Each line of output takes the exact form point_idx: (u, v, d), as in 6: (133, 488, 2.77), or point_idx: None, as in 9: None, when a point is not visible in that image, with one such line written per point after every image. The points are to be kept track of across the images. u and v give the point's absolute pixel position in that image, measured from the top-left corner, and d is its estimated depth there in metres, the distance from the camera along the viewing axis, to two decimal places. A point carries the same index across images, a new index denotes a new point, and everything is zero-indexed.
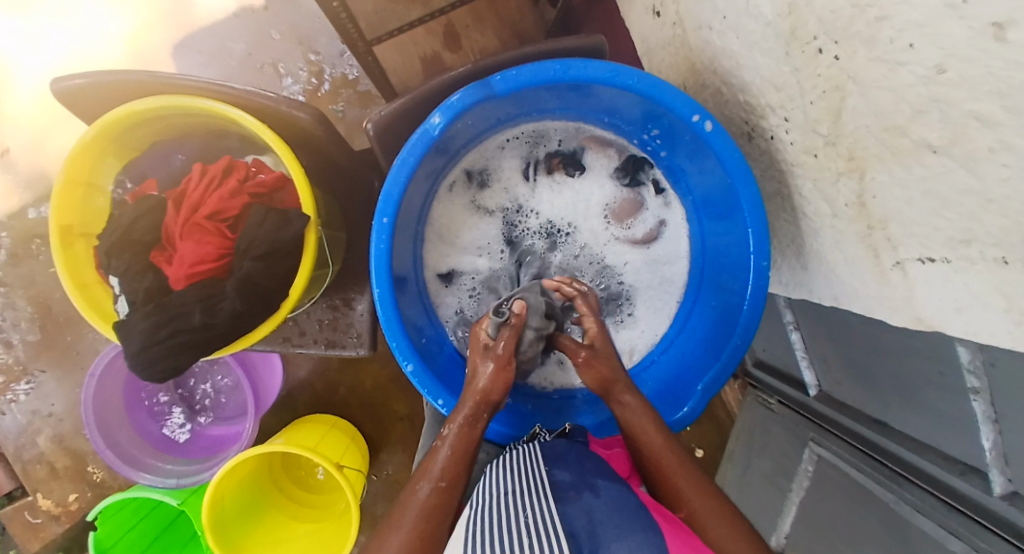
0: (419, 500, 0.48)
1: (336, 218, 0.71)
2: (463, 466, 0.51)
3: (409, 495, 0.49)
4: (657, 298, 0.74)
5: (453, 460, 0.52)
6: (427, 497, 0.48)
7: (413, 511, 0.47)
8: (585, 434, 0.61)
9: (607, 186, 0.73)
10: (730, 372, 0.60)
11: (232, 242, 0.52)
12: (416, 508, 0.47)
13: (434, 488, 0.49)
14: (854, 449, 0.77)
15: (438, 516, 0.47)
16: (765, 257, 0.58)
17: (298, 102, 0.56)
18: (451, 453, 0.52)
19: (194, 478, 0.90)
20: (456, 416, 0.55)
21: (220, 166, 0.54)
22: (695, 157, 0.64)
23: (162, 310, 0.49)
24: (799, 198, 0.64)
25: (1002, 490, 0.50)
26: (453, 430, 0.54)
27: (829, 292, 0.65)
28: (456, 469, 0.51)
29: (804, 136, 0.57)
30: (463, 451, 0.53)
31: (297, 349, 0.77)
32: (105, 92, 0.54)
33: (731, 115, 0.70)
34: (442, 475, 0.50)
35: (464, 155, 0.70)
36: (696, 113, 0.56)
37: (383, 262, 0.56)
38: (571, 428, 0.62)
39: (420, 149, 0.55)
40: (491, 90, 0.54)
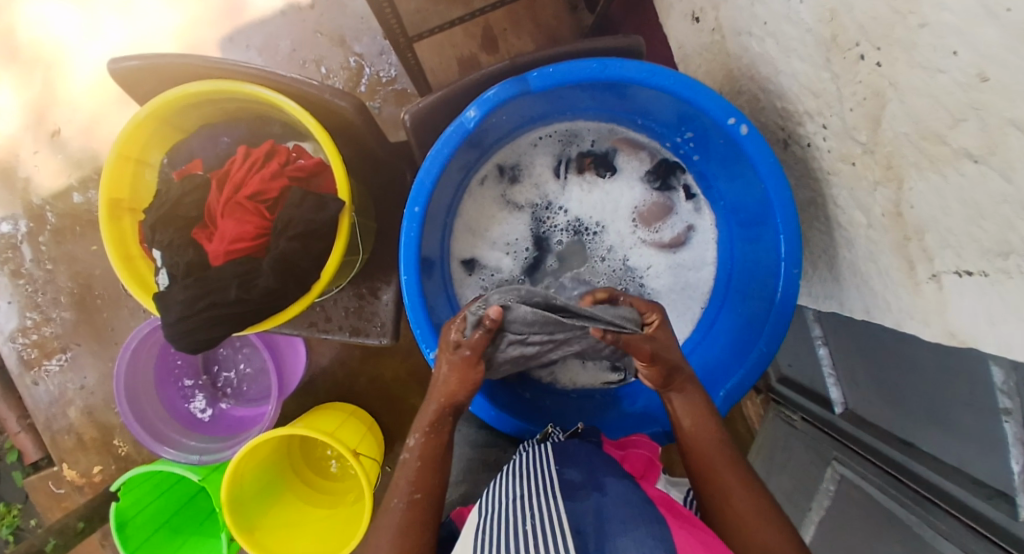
0: (394, 518, 0.47)
1: (368, 207, 0.73)
2: (436, 477, 0.50)
3: (384, 514, 0.48)
4: (682, 304, 0.74)
5: (424, 471, 0.50)
6: (399, 515, 0.47)
7: (389, 530, 0.46)
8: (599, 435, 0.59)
9: (637, 188, 0.74)
10: (753, 380, 0.59)
11: (270, 223, 0.54)
12: (393, 526, 0.46)
13: (408, 502, 0.48)
14: (879, 470, 0.75)
15: (418, 528, 0.47)
16: (796, 264, 0.57)
17: (340, 91, 0.57)
18: (419, 471, 0.50)
19: (216, 457, 0.92)
20: (419, 426, 0.53)
21: (263, 149, 0.56)
22: (728, 163, 0.64)
23: (201, 284, 0.51)
24: (834, 207, 0.63)
25: None
26: (419, 441, 0.52)
27: (861, 305, 0.63)
28: (429, 480, 0.50)
29: (840, 144, 0.56)
30: (426, 467, 0.51)
31: (322, 334, 0.79)
32: (162, 73, 0.56)
33: (767, 122, 0.70)
34: (415, 487, 0.49)
35: (496, 151, 0.70)
36: (731, 116, 0.56)
37: (411, 250, 0.57)
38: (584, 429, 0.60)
39: (455, 139, 0.56)
40: (528, 85, 0.55)
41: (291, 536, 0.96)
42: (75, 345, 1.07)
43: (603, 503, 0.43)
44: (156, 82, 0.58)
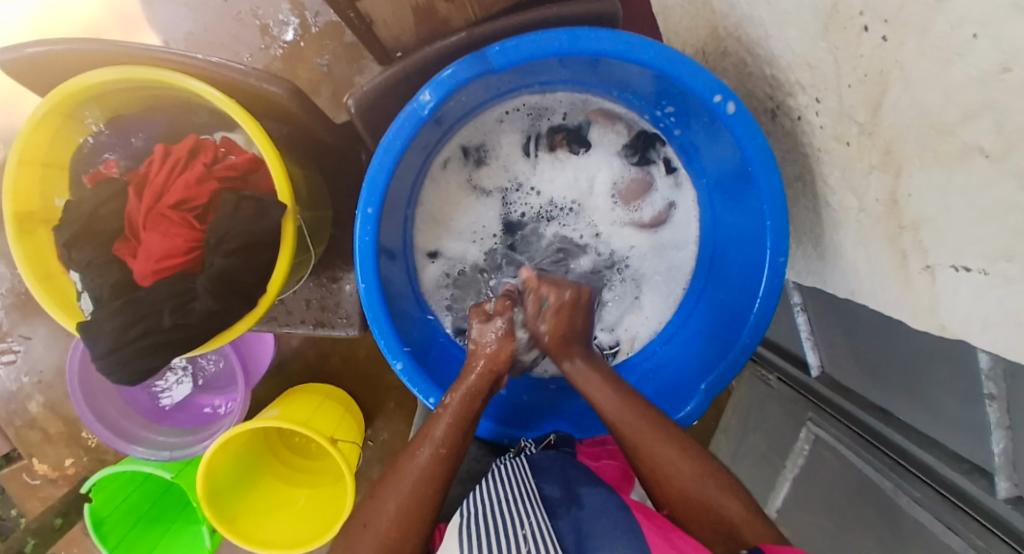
0: (417, 465, 0.49)
1: (321, 197, 0.66)
2: (462, 439, 0.52)
3: (407, 460, 0.50)
4: (662, 284, 0.70)
5: (453, 430, 0.51)
6: (423, 468, 0.49)
7: (410, 480, 0.48)
8: (573, 443, 0.60)
9: (615, 164, 0.68)
10: (735, 373, 0.57)
11: (202, 234, 0.48)
12: (411, 478, 0.48)
13: (433, 455, 0.49)
14: (855, 435, 0.74)
15: (433, 487, 0.48)
16: (783, 252, 0.54)
17: (268, 73, 0.50)
18: (449, 428, 0.51)
19: (187, 452, 0.90)
20: (459, 387, 0.54)
21: (185, 146, 0.49)
22: (711, 139, 0.59)
23: (132, 308, 0.45)
24: (823, 186, 0.59)
25: (1007, 494, 0.48)
26: (456, 399, 0.53)
27: (845, 287, 0.61)
28: (456, 440, 0.51)
29: (835, 122, 0.52)
30: (454, 426, 0.51)
31: (285, 329, 0.74)
32: (55, 63, 0.48)
33: (754, 89, 0.64)
34: (444, 441, 0.50)
35: (459, 130, 0.64)
36: (718, 94, 0.50)
37: (369, 254, 0.52)
38: (557, 438, 0.60)
39: (410, 129, 0.49)
40: (488, 63, 0.48)
41: (270, 520, 0.95)
42: (26, 338, 1.01)
43: (580, 522, 0.43)
44: (51, 72, 0.49)
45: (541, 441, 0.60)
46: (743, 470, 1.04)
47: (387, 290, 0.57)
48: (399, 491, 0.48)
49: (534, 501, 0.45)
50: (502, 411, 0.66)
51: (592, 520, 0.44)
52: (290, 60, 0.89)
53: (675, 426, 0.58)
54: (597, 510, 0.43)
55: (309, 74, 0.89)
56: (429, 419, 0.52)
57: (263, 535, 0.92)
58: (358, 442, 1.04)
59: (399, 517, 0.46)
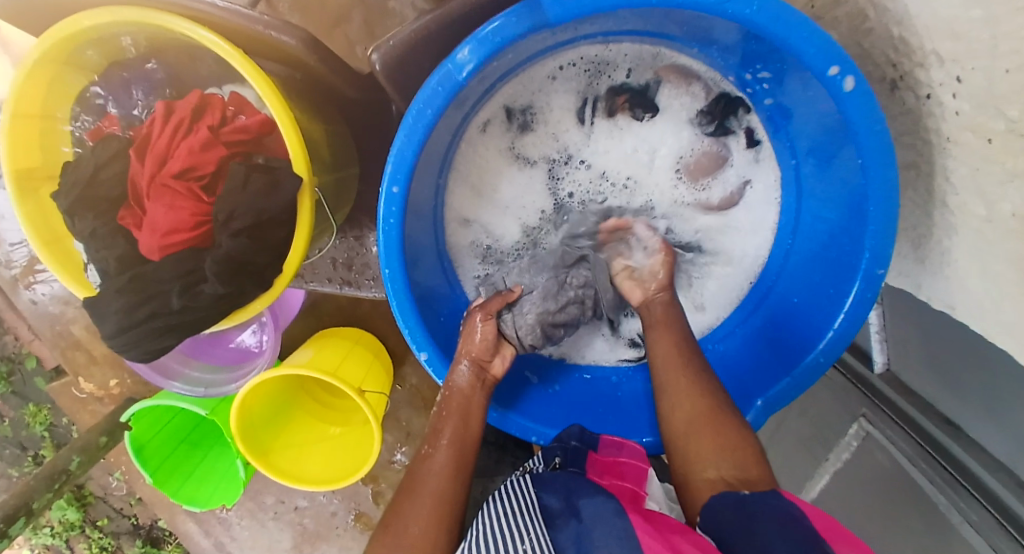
0: (433, 466, 0.44)
1: (347, 153, 0.60)
2: (471, 428, 0.47)
3: (421, 465, 0.44)
4: (723, 272, 0.63)
5: (461, 420, 0.47)
6: (440, 466, 0.43)
7: (433, 479, 0.42)
8: (582, 462, 0.50)
9: (684, 133, 0.58)
10: (801, 390, 0.51)
11: (211, 207, 0.43)
12: (435, 477, 0.43)
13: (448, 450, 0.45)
14: (914, 444, 0.65)
15: (455, 480, 0.43)
16: (883, 263, 0.46)
17: (280, 21, 0.43)
18: (456, 422, 0.47)
19: (220, 390, 0.92)
20: (453, 381, 0.49)
21: (189, 104, 0.43)
22: (810, 114, 0.48)
23: (138, 286, 0.42)
24: (942, 181, 0.49)
25: None
26: (454, 393, 0.48)
27: (943, 298, 0.53)
28: (466, 431, 0.47)
29: (975, 110, 0.41)
30: (460, 423, 0.47)
31: (314, 286, 0.72)
32: (43, 1, 0.41)
33: (871, 50, 0.52)
34: (452, 434, 0.46)
35: (503, 87, 0.55)
36: (834, 64, 0.40)
37: (393, 239, 0.46)
38: (563, 460, 0.50)
39: (445, 95, 0.41)
40: (543, 15, 0.39)
41: (305, 453, 1.01)
42: None
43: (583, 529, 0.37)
44: (43, 10, 0.43)
45: (547, 462, 0.50)
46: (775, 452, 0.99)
47: (415, 267, 0.52)
48: (424, 493, 0.41)
49: (538, 511, 0.41)
50: (530, 404, 0.58)
51: (593, 515, 0.38)
52: None
53: None
54: (600, 522, 0.37)
55: None
56: (434, 421, 0.47)
57: (298, 471, 0.96)
58: (385, 391, 1.05)
59: (431, 523, 0.40)
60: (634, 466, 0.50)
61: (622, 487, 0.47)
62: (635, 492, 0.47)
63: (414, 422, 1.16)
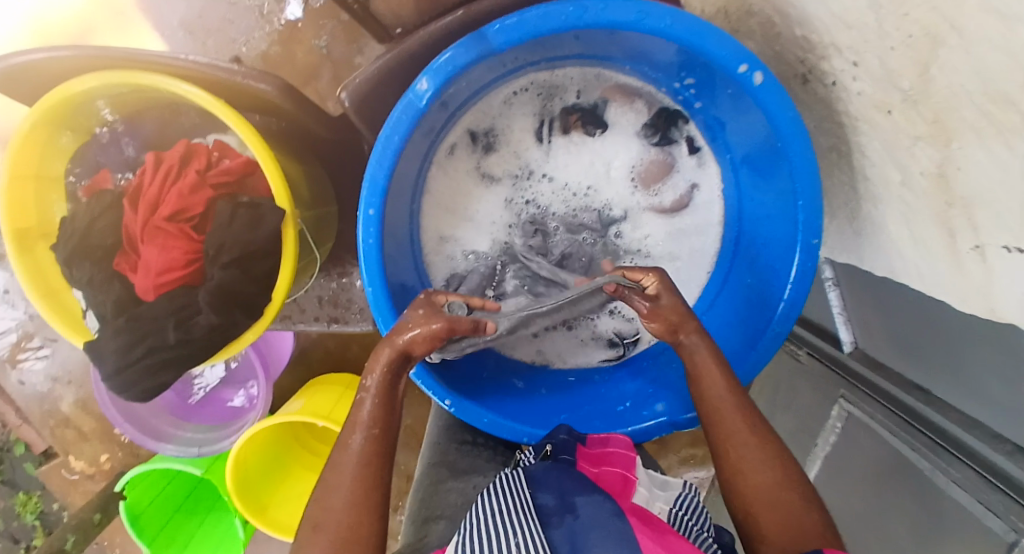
0: (353, 453, 0.45)
1: (324, 194, 0.63)
2: (394, 417, 0.48)
3: (340, 451, 0.45)
4: (683, 269, 0.66)
5: (384, 408, 0.47)
6: (368, 454, 0.45)
7: (349, 468, 0.45)
8: (573, 450, 0.52)
9: (633, 145, 0.64)
10: (766, 363, 0.54)
11: (201, 244, 0.46)
12: (354, 465, 0.45)
13: (367, 438, 0.46)
14: (890, 413, 0.69)
15: (380, 466, 0.45)
16: (817, 233, 0.50)
17: (258, 71, 0.47)
18: (379, 405, 0.47)
19: (213, 448, 0.91)
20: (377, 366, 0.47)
21: (176, 153, 0.46)
22: (737, 111, 0.54)
23: (134, 327, 0.44)
24: (860, 157, 0.54)
25: None
26: (376, 381, 0.47)
27: (884, 264, 0.57)
28: (389, 416, 0.47)
29: (875, 87, 0.47)
30: (384, 405, 0.47)
31: (300, 327, 0.74)
32: (40, 74, 0.46)
33: (783, 52, 0.59)
34: (376, 421, 0.46)
35: (464, 115, 0.60)
36: (744, 63, 0.46)
37: (373, 260, 0.49)
38: (554, 447, 0.52)
39: (409, 124, 0.46)
40: (488, 45, 0.44)
41: (302, 506, 0.98)
42: (53, 340, 1.03)
43: (577, 525, 0.38)
44: (38, 82, 0.47)
45: (540, 452, 0.54)
46: None
47: (395, 284, 0.55)
48: (343, 483, 0.44)
49: (533, 509, 0.41)
50: (519, 406, 0.60)
51: (589, 513, 0.39)
52: (287, 42, 0.84)
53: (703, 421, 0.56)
54: (597, 522, 0.38)
55: (307, 57, 0.85)
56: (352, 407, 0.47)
57: (297, 524, 0.94)
58: None
59: (358, 509, 0.43)
60: (622, 455, 0.52)
61: (612, 475, 0.50)
62: (626, 477, 0.50)
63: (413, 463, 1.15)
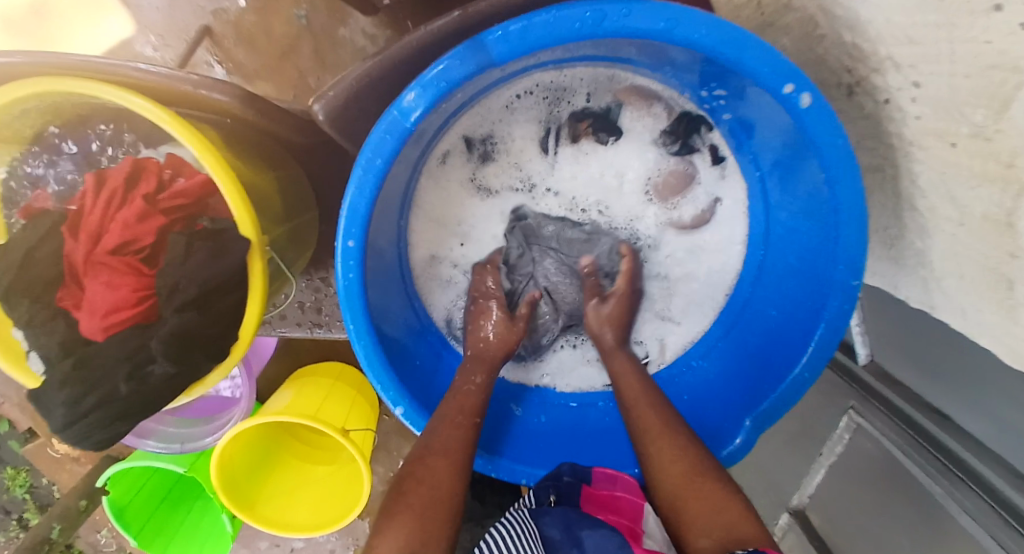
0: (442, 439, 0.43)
1: (303, 198, 0.57)
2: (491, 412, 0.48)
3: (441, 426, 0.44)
4: (699, 291, 0.61)
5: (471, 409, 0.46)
6: (458, 431, 0.44)
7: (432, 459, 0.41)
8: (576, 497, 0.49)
9: (650, 154, 0.57)
10: (789, 407, 0.50)
11: (154, 280, 0.40)
12: (450, 440, 0.43)
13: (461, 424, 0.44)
14: (903, 431, 0.64)
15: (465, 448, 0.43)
16: (856, 274, 0.45)
17: (216, 79, 0.42)
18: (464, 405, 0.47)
19: (196, 444, 0.88)
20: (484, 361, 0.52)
21: (122, 171, 0.40)
22: (772, 129, 0.47)
23: (84, 374, 0.39)
24: (910, 184, 0.48)
25: None
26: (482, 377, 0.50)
27: (923, 298, 0.52)
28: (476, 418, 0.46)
29: (936, 115, 0.40)
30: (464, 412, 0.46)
31: (280, 332, 0.70)
32: None
33: (825, 55, 0.51)
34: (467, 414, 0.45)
35: (458, 122, 0.53)
36: (789, 83, 0.39)
37: (354, 293, 0.44)
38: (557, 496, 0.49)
39: (395, 144, 0.39)
40: (488, 55, 0.37)
41: (293, 499, 0.97)
42: None
43: None
44: None
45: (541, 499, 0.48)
46: (765, 450, 0.98)
47: (381, 317, 0.50)
48: (438, 450, 0.42)
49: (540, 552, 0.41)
50: (519, 439, 0.57)
51: None
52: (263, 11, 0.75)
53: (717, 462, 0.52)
54: None
55: (285, 28, 0.75)
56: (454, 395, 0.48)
57: (285, 518, 0.93)
58: (373, 427, 1.02)
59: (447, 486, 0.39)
60: (630, 502, 0.48)
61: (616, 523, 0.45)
62: (632, 527, 0.45)
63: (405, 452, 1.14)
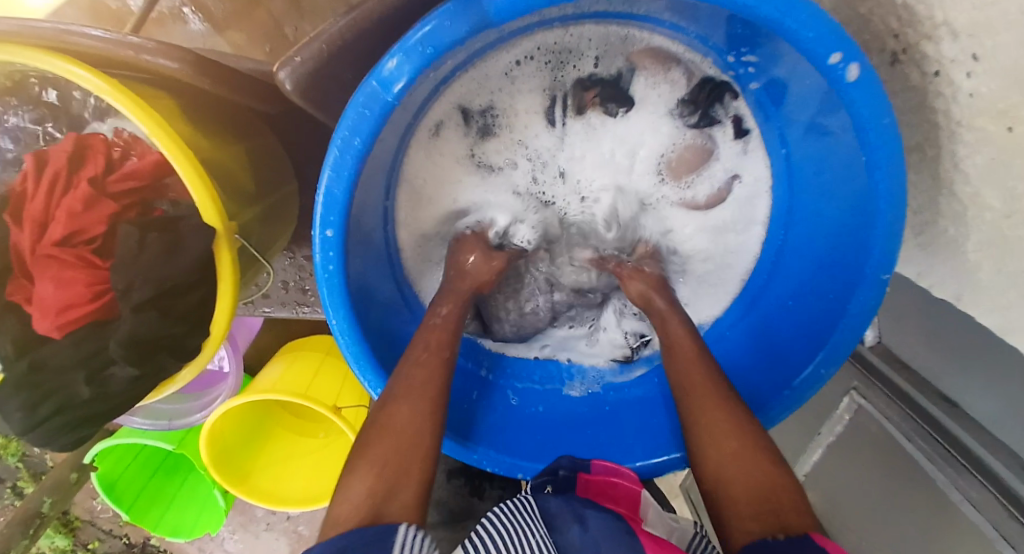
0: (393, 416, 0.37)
1: (283, 175, 0.52)
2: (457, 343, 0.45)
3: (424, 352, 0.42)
4: (710, 274, 0.58)
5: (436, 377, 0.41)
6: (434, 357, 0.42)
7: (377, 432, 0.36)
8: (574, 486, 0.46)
9: (666, 126, 0.52)
10: (796, 406, 0.47)
11: (110, 273, 0.35)
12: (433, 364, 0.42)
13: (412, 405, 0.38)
14: (905, 415, 0.63)
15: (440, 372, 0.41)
16: (887, 268, 0.41)
17: (162, 43, 0.36)
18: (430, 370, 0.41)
19: (185, 422, 0.86)
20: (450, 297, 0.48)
21: (65, 148, 0.35)
22: (807, 102, 0.42)
23: (35, 379, 0.35)
24: (950, 168, 0.44)
25: None
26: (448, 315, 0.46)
27: (951, 290, 0.48)
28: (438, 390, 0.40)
29: (1002, 92, 0.35)
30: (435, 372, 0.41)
31: (265, 312, 0.66)
32: None
33: (868, 16, 0.46)
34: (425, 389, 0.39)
35: (449, 92, 0.48)
36: (837, 52, 0.34)
37: (336, 286, 0.41)
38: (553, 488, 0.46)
39: (375, 121, 0.34)
40: (483, 13, 0.31)
41: (288, 471, 0.97)
42: None
43: None
44: None
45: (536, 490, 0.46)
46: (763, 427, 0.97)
47: (367, 308, 0.47)
48: (427, 371, 0.41)
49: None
50: (506, 428, 0.54)
51: None
52: None
53: None
54: None
55: None
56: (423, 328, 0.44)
57: (279, 490, 0.93)
58: None
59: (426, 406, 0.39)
60: (627, 487, 0.46)
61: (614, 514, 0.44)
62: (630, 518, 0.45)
63: None
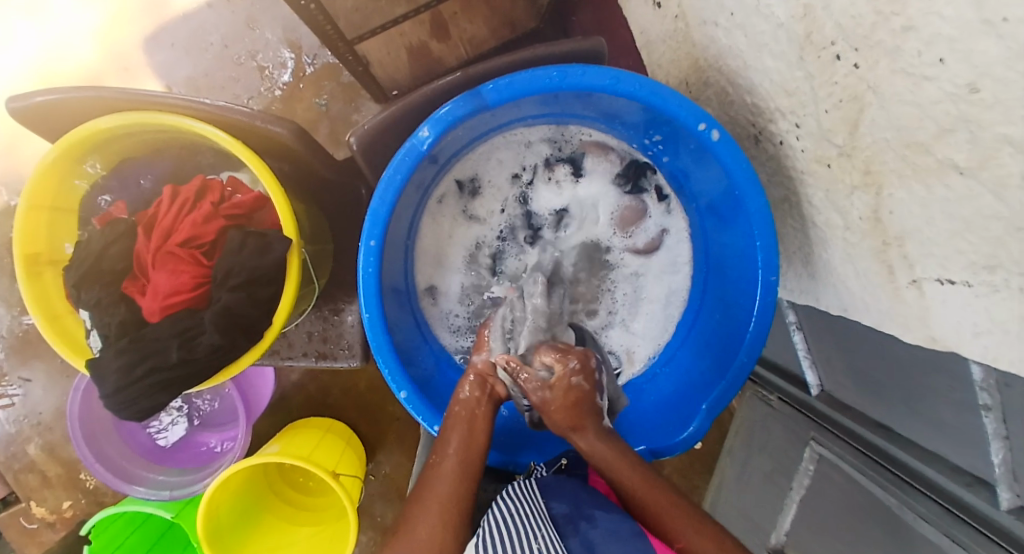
0: (441, 472, 0.50)
1: (323, 231, 0.68)
2: (469, 475, 0.50)
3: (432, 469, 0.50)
4: (658, 308, 0.72)
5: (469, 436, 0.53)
6: (448, 471, 0.50)
7: (442, 483, 0.48)
8: (583, 465, 0.61)
9: (609, 193, 0.71)
10: (735, 392, 0.58)
11: (210, 270, 0.50)
12: (445, 482, 0.48)
13: (454, 461, 0.50)
14: (857, 452, 0.71)
15: (459, 487, 0.48)
16: (773, 271, 0.55)
17: (274, 115, 0.53)
18: (462, 431, 0.53)
19: (186, 491, 0.87)
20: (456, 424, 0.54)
21: (193, 187, 0.52)
22: (699, 164, 0.61)
23: (138, 346, 0.46)
24: (809, 207, 0.61)
25: (1010, 505, 0.45)
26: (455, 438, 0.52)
27: (837, 303, 0.62)
28: (473, 444, 0.53)
29: (816, 145, 0.53)
30: (466, 430, 0.53)
31: (287, 362, 0.73)
32: (74, 113, 0.51)
33: (736, 116, 0.67)
34: (461, 447, 0.52)
35: (453, 165, 0.67)
36: (703, 122, 0.53)
37: (372, 286, 0.53)
38: (568, 462, 0.61)
39: (410, 165, 0.51)
40: (482, 100, 0.50)
41: None
42: (26, 381, 0.99)
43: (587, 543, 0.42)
44: (69, 119, 0.52)
45: (552, 464, 0.61)
46: (747, 492, 0.99)
47: (388, 313, 0.58)
48: (436, 496, 0.47)
49: (547, 516, 0.46)
50: None
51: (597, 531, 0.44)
52: (289, 100, 0.93)
53: (679, 448, 0.59)
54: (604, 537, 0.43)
55: (307, 112, 0.93)
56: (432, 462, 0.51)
57: None
58: (360, 477, 1.01)
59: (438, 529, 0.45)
60: None
61: None
62: None
63: (390, 515, 1.11)
